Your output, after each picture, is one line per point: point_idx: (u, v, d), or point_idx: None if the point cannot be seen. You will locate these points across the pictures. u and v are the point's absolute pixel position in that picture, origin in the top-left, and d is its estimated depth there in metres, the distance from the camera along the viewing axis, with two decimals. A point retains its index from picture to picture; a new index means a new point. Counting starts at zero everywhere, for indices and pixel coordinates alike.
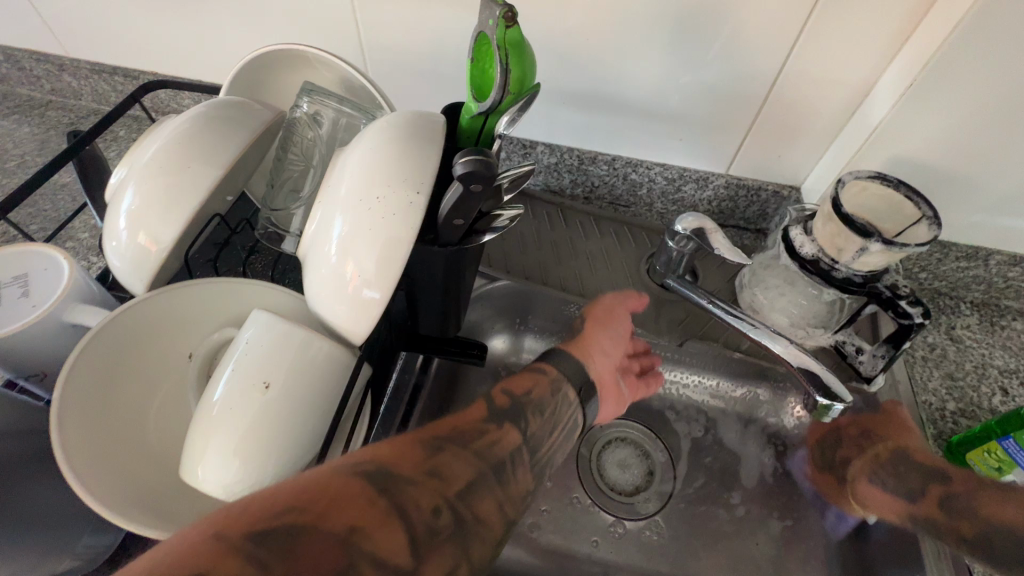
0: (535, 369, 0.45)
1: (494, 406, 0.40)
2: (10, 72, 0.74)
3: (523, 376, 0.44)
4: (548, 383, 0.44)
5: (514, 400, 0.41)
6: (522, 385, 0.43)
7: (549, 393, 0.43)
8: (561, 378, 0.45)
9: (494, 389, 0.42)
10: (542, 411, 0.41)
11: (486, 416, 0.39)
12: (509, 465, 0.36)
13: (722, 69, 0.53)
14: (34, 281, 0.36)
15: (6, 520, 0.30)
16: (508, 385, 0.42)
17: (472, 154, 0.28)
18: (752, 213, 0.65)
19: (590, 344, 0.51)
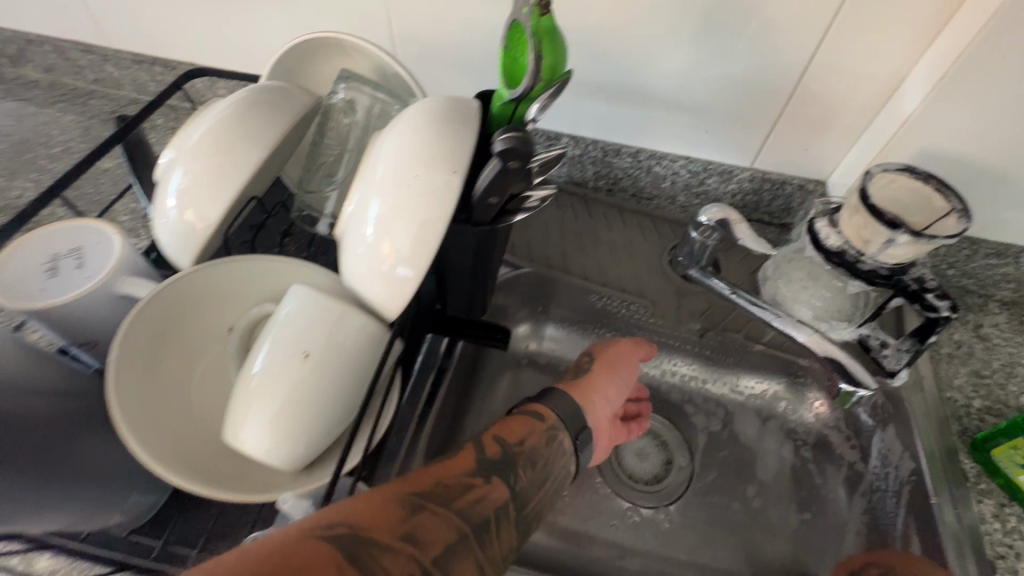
0: (531, 413, 0.43)
1: (483, 455, 0.37)
2: (57, 62, 0.78)
3: (517, 421, 0.41)
4: (542, 431, 0.41)
5: (505, 450, 0.38)
6: (515, 433, 0.40)
7: (542, 444, 0.40)
8: (557, 429, 0.42)
9: (485, 433, 0.39)
10: (533, 464, 0.39)
11: (476, 464, 0.37)
12: (494, 523, 0.34)
13: (750, 62, 0.53)
14: (88, 253, 0.38)
15: (63, 473, 0.32)
16: (500, 432, 0.39)
17: (512, 130, 0.30)
18: (777, 208, 0.65)
19: (591, 389, 0.48)
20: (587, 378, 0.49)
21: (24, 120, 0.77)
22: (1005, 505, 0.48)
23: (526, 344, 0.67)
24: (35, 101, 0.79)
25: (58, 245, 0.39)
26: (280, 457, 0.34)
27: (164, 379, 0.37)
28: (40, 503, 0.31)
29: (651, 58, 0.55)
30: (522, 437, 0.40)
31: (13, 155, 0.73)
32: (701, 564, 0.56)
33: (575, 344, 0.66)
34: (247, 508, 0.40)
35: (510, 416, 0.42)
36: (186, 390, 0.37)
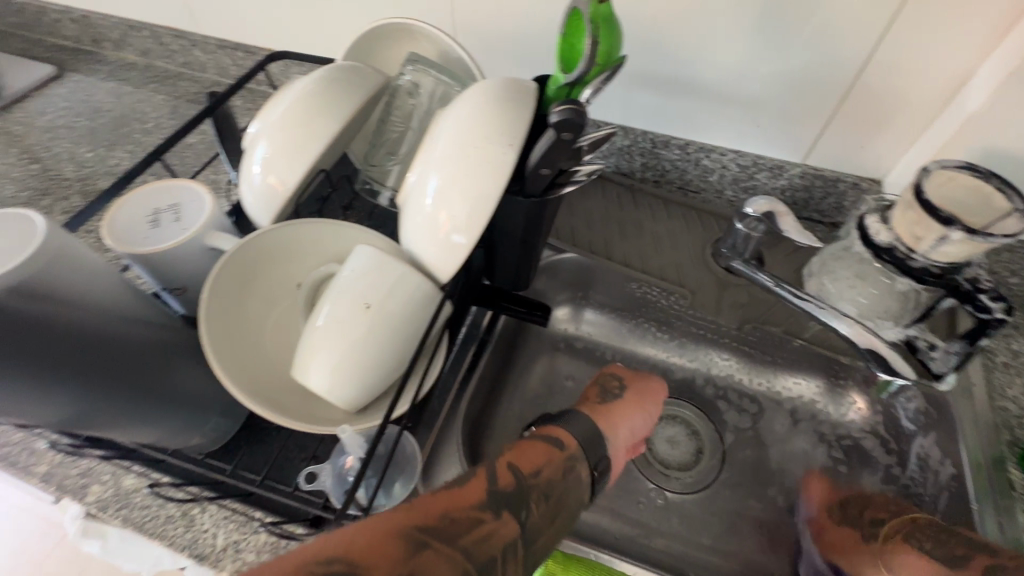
0: (552, 440, 0.42)
1: (497, 486, 0.36)
2: (152, 47, 0.86)
3: (534, 449, 0.40)
4: (560, 462, 0.41)
5: (520, 480, 0.37)
6: (532, 463, 0.39)
7: (558, 476, 0.39)
8: (574, 459, 0.41)
9: (500, 460, 0.39)
10: (548, 497, 0.38)
11: (487, 494, 0.35)
12: (502, 562, 0.33)
13: (808, 55, 0.53)
14: (184, 209, 0.43)
15: (157, 392, 0.37)
16: (516, 461, 0.38)
17: (567, 104, 0.32)
18: (828, 206, 0.64)
19: (617, 416, 0.50)
20: (615, 408, 0.51)
21: (121, 98, 0.85)
22: None
23: (563, 327, 0.69)
24: (132, 82, 0.88)
25: (159, 201, 0.44)
26: (341, 397, 0.38)
27: (241, 322, 0.41)
28: (134, 415, 0.36)
29: (706, 49, 0.56)
30: (539, 467, 0.39)
31: (112, 129, 0.82)
32: (724, 551, 0.56)
33: (611, 329, 0.69)
34: (305, 445, 0.44)
35: (529, 442, 0.41)
36: (260, 334, 0.42)
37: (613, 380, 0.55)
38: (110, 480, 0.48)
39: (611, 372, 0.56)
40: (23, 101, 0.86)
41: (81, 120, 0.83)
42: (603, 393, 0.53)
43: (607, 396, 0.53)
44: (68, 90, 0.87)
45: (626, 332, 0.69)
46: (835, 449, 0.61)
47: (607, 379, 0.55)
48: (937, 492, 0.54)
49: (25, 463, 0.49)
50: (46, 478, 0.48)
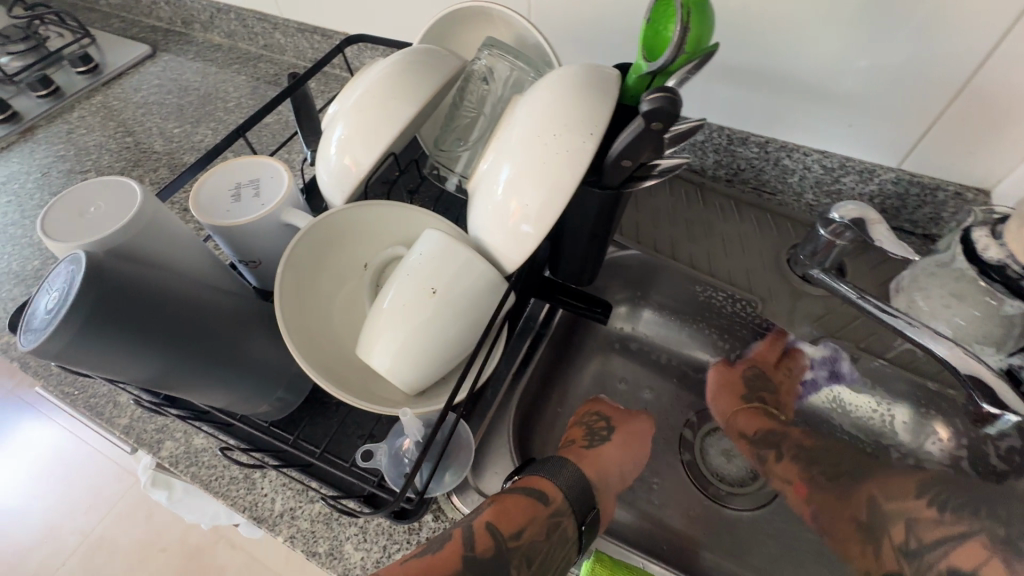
0: (536, 494, 0.43)
1: (473, 552, 0.39)
2: (238, 29, 0.90)
3: (517, 506, 0.42)
4: (543, 518, 0.42)
5: (498, 543, 0.40)
6: (513, 521, 0.41)
7: (540, 534, 0.41)
8: (557, 516, 0.43)
9: (479, 519, 0.40)
10: (527, 559, 0.40)
11: (464, 561, 0.38)
12: None
13: (917, 49, 0.48)
14: (263, 185, 0.45)
15: (232, 361, 0.39)
16: (497, 522, 0.40)
17: (661, 91, 0.30)
18: (922, 216, 0.59)
19: (603, 461, 0.52)
20: (599, 451, 0.53)
21: (207, 77, 0.90)
22: None
23: (620, 326, 0.67)
24: (217, 62, 0.92)
25: (241, 176, 0.45)
26: (402, 378, 0.38)
27: (313, 298, 0.43)
28: (211, 382, 0.38)
29: (798, 40, 0.52)
30: (519, 527, 0.41)
31: (197, 107, 0.86)
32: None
33: (670, 331, 0.66)
34: (363, 422, 0.45)
35: (513, 495, 0.42)
36: (329, 311, 0.43)
37: (596, 417, 0.57)
38: (182, 437, 0.51)
39: (589, 410, 0.58)
40: (122, 78, 0.93)
41: (171, 97, 0.88)
42: (589, 435, 0.55)
43: (593, 439, 0.54)
44: (160, 69, 0.93)
45: (686, 335, 0.66)
46: None
47: (590, 419, 0.57)
48: None
49: (111, 414, 0.53)
50: (127, 429, 0.52)
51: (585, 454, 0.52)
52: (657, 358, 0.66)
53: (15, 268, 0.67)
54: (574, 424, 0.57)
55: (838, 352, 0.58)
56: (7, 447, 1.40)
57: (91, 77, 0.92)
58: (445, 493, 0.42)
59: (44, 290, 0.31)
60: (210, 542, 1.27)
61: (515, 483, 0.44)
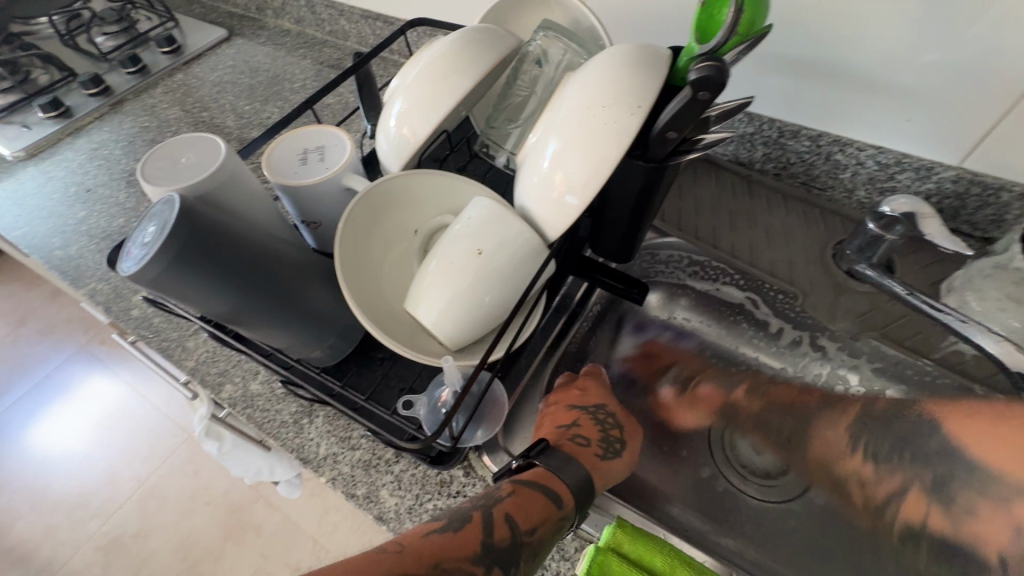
0: (550, 494, 0.41)
1: (491, 540, 0.36)
2: (307, 15, 0.96)
3: (533, 502, 0.39)
4: (556, 520, 0.40)
5: (515, 536, 0.37)
6: (530, 517, 0.38)
7: (549, 536, 0.39)
8: (566, 520, 0.40)
9: (495, 508, 0.38)
10: (535, 556, 0.37)
11: (481, 547, 0.35)
12: None
13: (986, 42, 0.47)
14: (328, 152, 0.48)
15: (293, 308, 0.42)
16: (514, 513, 0.38)
17: (709, 61, 0.31)
18: (983, 217, 0.57)
19: (612, 472, 0.48)
20: (608, 461, 0.48)
21: (276, 59, 0.96)
22: None
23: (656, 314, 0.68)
24: (285, 46, 0.98)
25: (307, 142, 0.49)
26: (445, 331, 0.41)
27: (368, 256, 0.46)
28: (272, 322, 0.41)
29: (857, 30, 0.51)
30: (535, 523, 0.38)
31: (266, 86, 0.92)
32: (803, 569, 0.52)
33: (708, 324, 0.66)
34: (404, 377, 0.48)
35: (530, 493, 0.40)
36: (380, 267, 0.47)
37: (609, 420, 0.53)
38: (240, 381, 0.55)
39: (603, 406, 0.53)
40: (200, 58, 1.00)
41: (243, 77, 0.95)
42: (604, 442, 0.50)
43: (605, 448, 0.50)
44: (235, 51, 1.00)
45: (721, 326, 0.66)
46: None
47: (605, 418, 0.52)
48: None
49: (179, 356, 0.58)
50: (192, 371, 0.57)
51: (597, 460, 0.47)
52: (693, 347, 0.66)
53: (101, 225, 0.74)
54: (588, 415, 0.50)
55: (883, 356, 0.57)
56: (80, 396, 1.55)
57: (174, 57, 1.00)
58: (478, 445, 0.45)
59: (140, 227, 0.35)
60: (250, 498, 1.36)
61: (528, 478, 0.42)
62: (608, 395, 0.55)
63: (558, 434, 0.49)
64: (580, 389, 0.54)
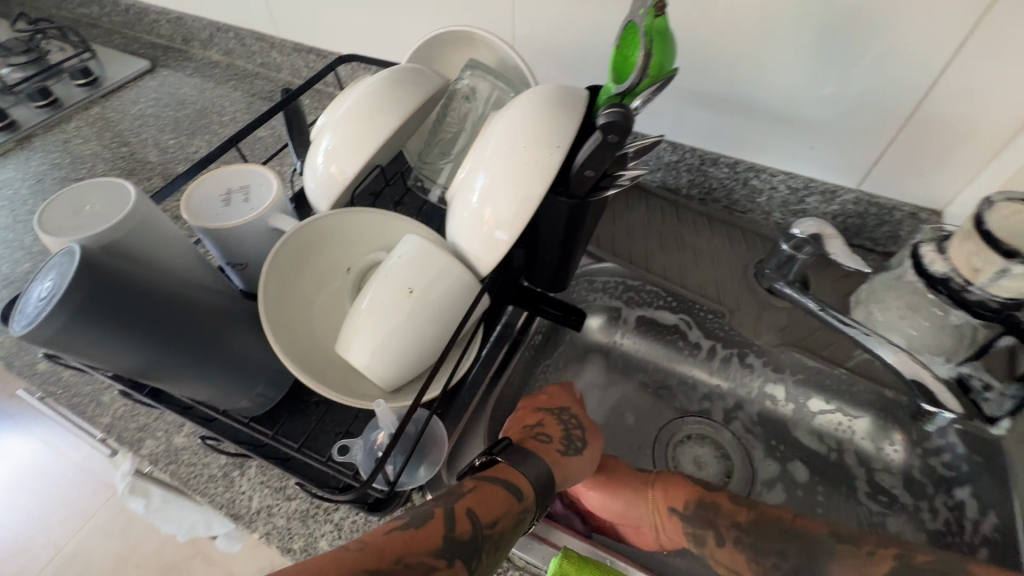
0: (511, 485, 0.40)
1: (453, 535, 0.34)
2: (236, 47, 0.93)
3: (494, 494, 0.38)
4: (517, 512, 0.38)
5: (477, 529, 0.35)
6: (490, 509, 0.37)
7: (513, 529, 0.37)
8: (527, 511, 0.39)
9: (456, 502, 0.37)
10: (498, 548, 0.36)
11: (443, 542, 0.34)
12: None
13: (870, 81, 0.52)
14: (253, 192, 0.47)
15: (218, 359, 0.40)
16: (474, 504, 0.36)
17: (615, 108, 0.34)
18: (882, 235, 0.62)
19: (572, 470, 0.47)
20: (569, 458, 0.47)
21: (204, 92, 0.93)
22: None
23: (596, 337, 0.70)
24: (214, 78, 0.96)
25: (231, 183, 0.48)
26: (378, 372, 0.40)
27: (295, 300, 0.44)
28: (191, 376, 0.39)
29: (762, 68, 0.56)
30: (496, 516, 0.37)
31: (193, 119, 0.89)
32: None
33: (648, 344, 0.69)
34: (341, 421, 0.46)
35: (490, 485, 0.39)
36: (310, 309, 0.45)
37: (574, 421, 0.52)
38: (162, 436, 0.52)
39: (567, 409, 0.53)
40: (119, 91, 0.95)
41: (167, 111, 0.91)
42: (565, 439, 0.49)
43: (568, 445, 0.49)
44: (158, 83, 0.96)
45: (662, 347, 0.68)
46: (870, 488, 0.58)
47: (567, 419, 0.51)
48: (975, 541, 0.50)
49: (92, 412, 0.54)
50: (108, 429, 0.53)
51: (559, 456, 0.47)
52: (634, 368, 0.68)
53: (4, 271, 0.68)
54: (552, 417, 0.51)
55: (806, 367, 0.61)
56: None
57: (90, 89, 0.95)
58: (415, 488, 0.43)
59: (37, 281, 0.33)
60: (185, 557, 1.25)
61: (490, 472, 0.41)
62: (575, 398, 0.55)
63: (521, 434, 0.49)
64: (547, 395, 0.55)
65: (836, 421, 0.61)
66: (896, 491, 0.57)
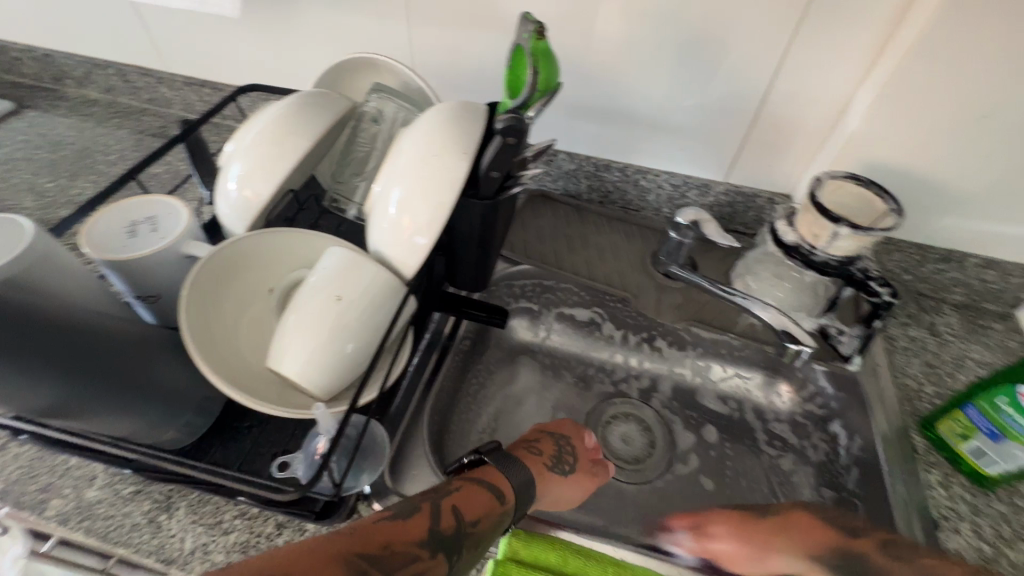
0: (495, 490, 0.43)
1: (437, 528, 0.37)
2: (117, 83, 0.88)
3: (479, 497, 0.42)
4: (498, 514, 0.41)
5: (461, 526, 0.38)
6: (474, 510, 0.40)
7: (493, 527, 0.41)
8: (506, 515, 0.42)
9: (445, 501, 0.40)
10: (477, 545, 0.39)
11: (428, 534, 0.37)
12: None
13: (721, 90, 0.62)
14: (161, 221, 0.46)
15: (139, 390, 0.39)
16: (461, 504, 0.40)
17: (510, 114, 0.39)
18: (750, 219, 0.73)
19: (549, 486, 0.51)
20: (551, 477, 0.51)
21: (83, 132, 0.87)
22: (951, 474, 0.52)
23: (521, 336, 0.74)
24: (93, 117, 0.89)
25: (135, 214, 0.46)
26: (313, 381, 0.41)
27: (219, 323, 0.44)
28: (110, 409, 0.38)
29: (635, 83, 0.64)
30: (479, 516, 0.40)
31: (73, 161, 0.83)
32: None
33: (569, 338, 0.74)
34: (275, 441, 0.46)
35: (478, 490, 0.42)
36: (235, 332, 0.45)
37: (569, 449, 0.56)
38: (71, 492, 0.48)
39: (566, 437, 0.57)
40: None
41: (42, 154, 0.84)
42: (555, 459, 0.53)
43: (555, 464, 0.53)
44: (27, 126, 0.88)
45: (583, 338, 0.74)
46: (768, 436, 0.67)
47: (565, 445, 0.56)
48: (849, 463, 0.60)
49: None
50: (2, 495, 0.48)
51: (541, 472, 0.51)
52: (559, 360, 0.73)
53: None
54: (549, 440, 0.56)
55: (707, 339, 0.69)
56: None
57: None
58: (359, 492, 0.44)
59: None
60: None
61: (476, 474, 0.45)
62: (584, 436, 0.58)
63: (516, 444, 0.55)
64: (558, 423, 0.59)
65: (735, 383, 0.70)
66: (789, 435, 0.66)
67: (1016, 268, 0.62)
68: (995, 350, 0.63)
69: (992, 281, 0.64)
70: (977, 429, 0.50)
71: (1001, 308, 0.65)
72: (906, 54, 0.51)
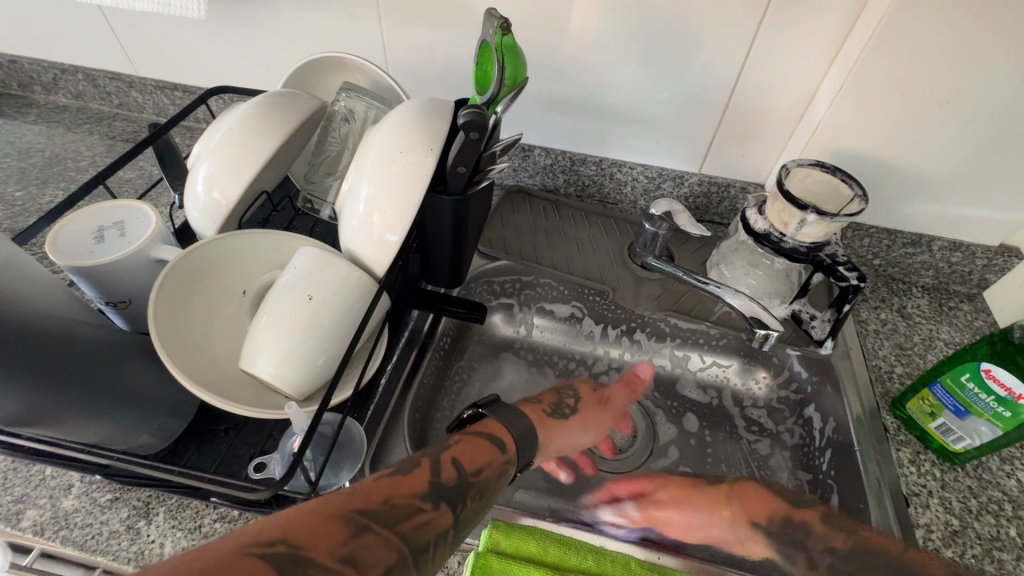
0: (495, 440, 0.46)
1: (439, 480, 0.39)
2: (88, 89, 0.87)
3: (479, 449, 0.43)
4: (499, 463, 0.44)
5: (462, 477, 0.40)
6: (474, 460, 0.42)
7: (494, 477, 0.42)
8: (509, 463, 0.45)
9: (444, 454, 0.41)
10: (481, 494, 0.40)
11: (429, 485, 0.38)
12: (433, 549, 0.35)
13: (690, 81, 0.63)
14: (129, 226, 0.46)
15: (109, 394, 0.39)
16: (460, 456, 0.41)
17: (472, 109, 0.39)
18: (724, 209, 0.74)
19: (555, 430, 0.55)
20: (555, 421, 0.56)
21: (53, 139, 0.85)
22: (920, 452, 0.54)
23: (502, 332, 0.74)
24: (63, 123, 0.88)
25: (102, 220, 0.46)
26: (287, 381, 0.41)
27: (190, 326, 0.44)
28: (81, 414, 0.38)
29: (606, 77, 0.65)
30: (480, 466, 0.42)
31: (43, 168, 0.81)
32: None
33: (549, 331, 0.74)
34: (252, 443, 0.46)
35: (477, 441, 0.44)
36: (206, 335, 0.44)
37: (574, 396, 0.61)
38: (47, 503, 0.47)
39: (572, 387, 0.62)
40: None
41: (11, 162, 0.83)
42: (555, 405, 0.58)
43: (556, 410, 0.58)
44: None
45: (563, 331, 0.74)
46: (746, 422, 0.68)
47: (566, 393, 0.61)
48: (823, 445, 0.61)
49: None
50: None
51: (544, 417, 0.55)
52: (540, 354, 0.74)
53: None
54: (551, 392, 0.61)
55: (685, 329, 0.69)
56: None
57: None
58: (338, 489, 0.45)
59: None
60: None
61: (477, 428, 0.46)
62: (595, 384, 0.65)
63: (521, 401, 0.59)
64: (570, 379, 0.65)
65: (713, 370, 0.71)
66: (767, 420, 0.67)
67: (981, 250, 0.64)
68: (963, 330, 0.64)
69: (959, 263, 0.65)
70: (944, 407, 0.51)
71: (967, 289, 0.67)
72: (866, 42, 0.52)
